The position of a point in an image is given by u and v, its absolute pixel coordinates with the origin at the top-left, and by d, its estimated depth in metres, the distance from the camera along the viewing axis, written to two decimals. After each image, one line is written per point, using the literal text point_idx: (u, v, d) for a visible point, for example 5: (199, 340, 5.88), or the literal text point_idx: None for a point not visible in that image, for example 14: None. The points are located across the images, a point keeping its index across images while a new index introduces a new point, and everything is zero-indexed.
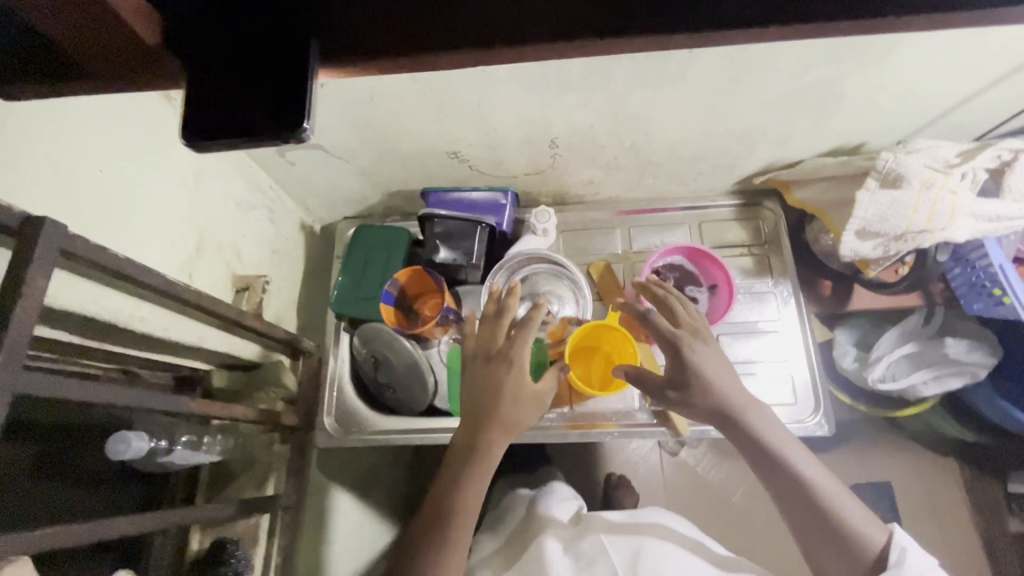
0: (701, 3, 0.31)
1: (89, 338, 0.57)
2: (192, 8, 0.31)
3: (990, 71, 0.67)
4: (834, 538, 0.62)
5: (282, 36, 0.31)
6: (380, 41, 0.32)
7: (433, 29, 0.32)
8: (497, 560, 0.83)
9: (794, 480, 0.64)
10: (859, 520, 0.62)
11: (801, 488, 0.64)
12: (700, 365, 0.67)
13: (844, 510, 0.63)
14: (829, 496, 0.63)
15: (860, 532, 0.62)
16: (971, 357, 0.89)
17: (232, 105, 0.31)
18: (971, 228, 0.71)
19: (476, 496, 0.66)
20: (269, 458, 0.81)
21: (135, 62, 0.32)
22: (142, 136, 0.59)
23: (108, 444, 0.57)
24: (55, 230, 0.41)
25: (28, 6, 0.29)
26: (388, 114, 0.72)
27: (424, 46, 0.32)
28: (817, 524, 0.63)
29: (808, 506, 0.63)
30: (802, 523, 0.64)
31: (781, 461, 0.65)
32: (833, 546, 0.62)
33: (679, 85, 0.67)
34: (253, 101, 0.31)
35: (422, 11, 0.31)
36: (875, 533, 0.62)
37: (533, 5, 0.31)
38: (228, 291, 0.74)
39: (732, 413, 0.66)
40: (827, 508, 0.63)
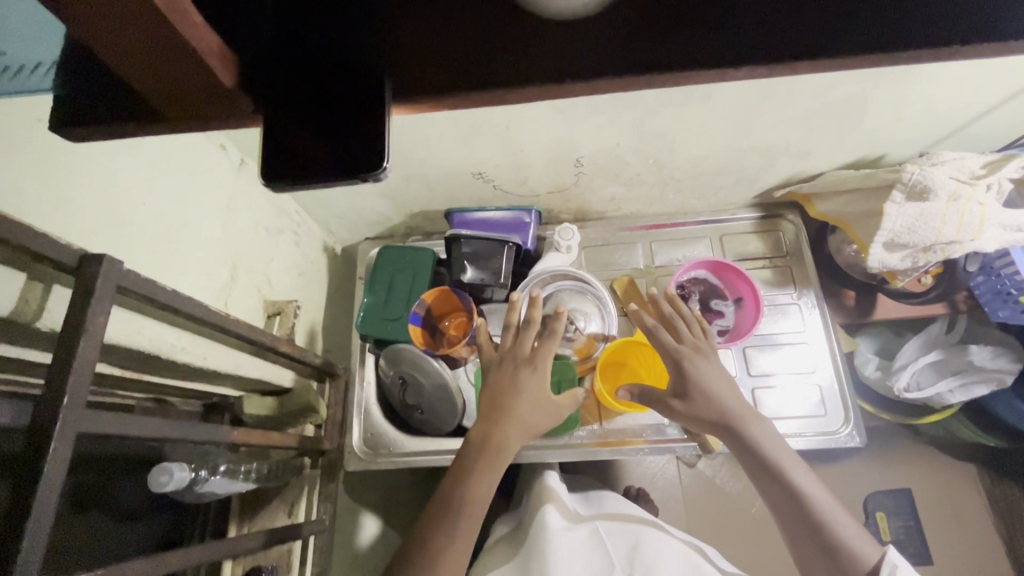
0: (764, 37, 0.32)
1: (131, 369, 0.57)
2: (274, 60, 0.33)
3: (1012, 84, 0.68)
4: (825, 552, 0.60)
5: (360, 80, 0.32)
6: (454, 82, 0.33)
7: (503, 69, 0.33)
8: (500, 546, 0.80)
9: (785, 488, 0.63)
10: (851, 534, 0.60)
11: (792, 496, 0.62)
12: (702, 378, 0.68)
13: (836, 524, 0.60)
14: (820, 507, 0.61)
15: (852, 547, 0.59)
16: (996, 364, 0.90)
17: (306, 146, 0.32)
18: (999, 238, 0.71)
19: (482, 496, 0.63)
20: (299, 483, 0.80)
21: (210, 105, 0.33)
22: (179, 167, 0.60)
23: (150, 477, 0.56)
24: (113, 268, 0.41)
25: (117, 59, 0.30)
26: (418, 137, 0.73)
27: (495, 84, 0.33)
28: (808, 536, 0.61)
29: (799, 516, 0.62)
30: (795, 534, 0.62)
31: (774, 469, 0.64)
32: (825, 561, 0.60)
33: (707, 104, 0.68)
34: (331, 144, 0.32)
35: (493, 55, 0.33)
36: (868, 549, 0.59)
37: (600, 46, 0.32)
38: (261, 316, 0.75)
39: (731, 422, 0.66)
40: (816, 519, 0.61)
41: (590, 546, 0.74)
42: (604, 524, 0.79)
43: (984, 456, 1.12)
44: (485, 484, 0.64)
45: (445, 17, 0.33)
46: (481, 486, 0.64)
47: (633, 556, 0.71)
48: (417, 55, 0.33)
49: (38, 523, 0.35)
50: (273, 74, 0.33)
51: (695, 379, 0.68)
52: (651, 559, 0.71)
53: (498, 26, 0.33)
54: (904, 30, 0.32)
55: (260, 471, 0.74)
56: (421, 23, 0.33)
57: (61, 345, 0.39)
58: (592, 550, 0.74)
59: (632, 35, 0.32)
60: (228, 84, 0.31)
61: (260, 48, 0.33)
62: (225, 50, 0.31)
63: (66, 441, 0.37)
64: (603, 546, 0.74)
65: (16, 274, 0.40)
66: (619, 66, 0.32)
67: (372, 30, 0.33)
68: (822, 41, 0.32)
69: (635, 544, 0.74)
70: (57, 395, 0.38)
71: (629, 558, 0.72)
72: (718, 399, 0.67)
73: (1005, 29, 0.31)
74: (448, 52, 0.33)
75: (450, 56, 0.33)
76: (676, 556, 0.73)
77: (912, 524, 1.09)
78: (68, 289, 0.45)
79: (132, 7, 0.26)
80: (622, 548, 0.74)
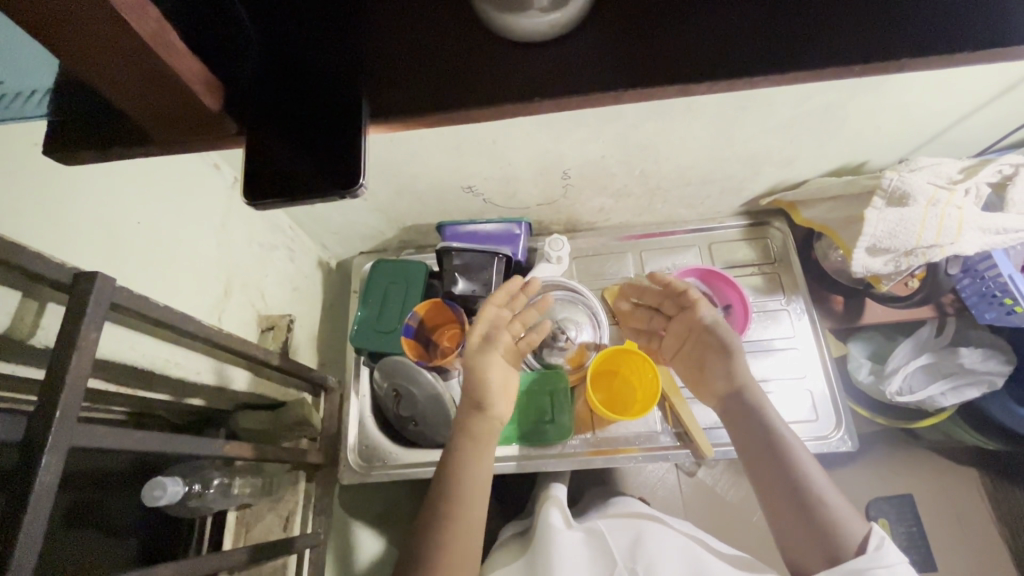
0: (723, 55, 0.33)
1: (126, 385, 0.58)
2: (258, 89, 0.34)
3: (985, 92, 0.70)
4: (806, 521, 0.58)
5: (339, 99, 0.34)
6: (429, 103, 0.34)
7: (474, 93, 0.34)
8: (512, 549, 0.82)
9: (777, 459, 0.62)
10: (837, 505, 0.58)
11: (782, 467, 0.62)
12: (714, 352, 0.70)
13: (822, 495, 0.59)
14: (809, 478, 0.60)
15: (837, 520, 0.57)
16: (986, 366, 0.90)
17: (289, 163, 0.34)
18: (979, 241, 0.73)
19: (480, 480, 0.66)
20: (294, 496, 0.81)
21: (197, 128, 0.35)
22: (172, 187, 0.61)
23: (143, 492, 0.57)
24: (104, 285, 0.42)
25: (109, 91, 0.31)
26: (407, 154, 0.75)
27: (466, 104, 0.34)
28: (791, 506, 0.59)
29: (784, 486, 0.61)
30: (777, 506, 0.61)
31: (767, 441, 0.64)
32: (805, 532, 0.58)
33: (688, 116, 0.70)
34: (311, 165, 0.33)
35: (471, 81, 0.35)
36: (854, 523, 0.57)
37: (567, 69, 0.34)
38: (254, 331, 0.76)
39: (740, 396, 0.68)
40: (803, 489, 0.60)
41: (591, 544, 0.74)
42: (605, 523, 0.78)
43: (984, 461, 1.11)
44: (475, 467, 0.66)
45: (424, 47, 0.35)
46: (473, 466, 0.66)
47: (634, 550, 0.71)
48: (394, 78, 0.35)
49: (29, 535, 0.36)
50: (256, 97, 0.34)
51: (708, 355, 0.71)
52: (653, 553, 0.70)
53: (470, 50, 0.35)
54: (859, 45, 0.33)
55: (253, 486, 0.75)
56: (400, 54, 0.35)
57: (54, 360, 0.40)
58: (593, 549, 0.73)
59: (598, 57, 0.34)
60: (214, 108, 0.33)
61: (245, 72, 0.34)
62: (212, 76, 0.33)
63: (58, 455, 0.38)
64: (603, 543, 0.73)
65: (12, 294, 0.42)
66: (586, 85, 0.34)
67: (353, 58, 0.35)
68: (780, 58, 0.33)
69: (635, 538, 0.73)
70: (49, 410, 0.39)
71: (629, 552, 0.71)
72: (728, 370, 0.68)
73: (955, 43, 0.33)
74: (421, 71, 0.35)
75: (422, 77, 0.35)
76: (678, 550, 0.72)
77: (914, 530, 1.08)
78: (61, 307, 0.46)
79: (121, 40, 0.28)
80: (622, 542, 0.73)
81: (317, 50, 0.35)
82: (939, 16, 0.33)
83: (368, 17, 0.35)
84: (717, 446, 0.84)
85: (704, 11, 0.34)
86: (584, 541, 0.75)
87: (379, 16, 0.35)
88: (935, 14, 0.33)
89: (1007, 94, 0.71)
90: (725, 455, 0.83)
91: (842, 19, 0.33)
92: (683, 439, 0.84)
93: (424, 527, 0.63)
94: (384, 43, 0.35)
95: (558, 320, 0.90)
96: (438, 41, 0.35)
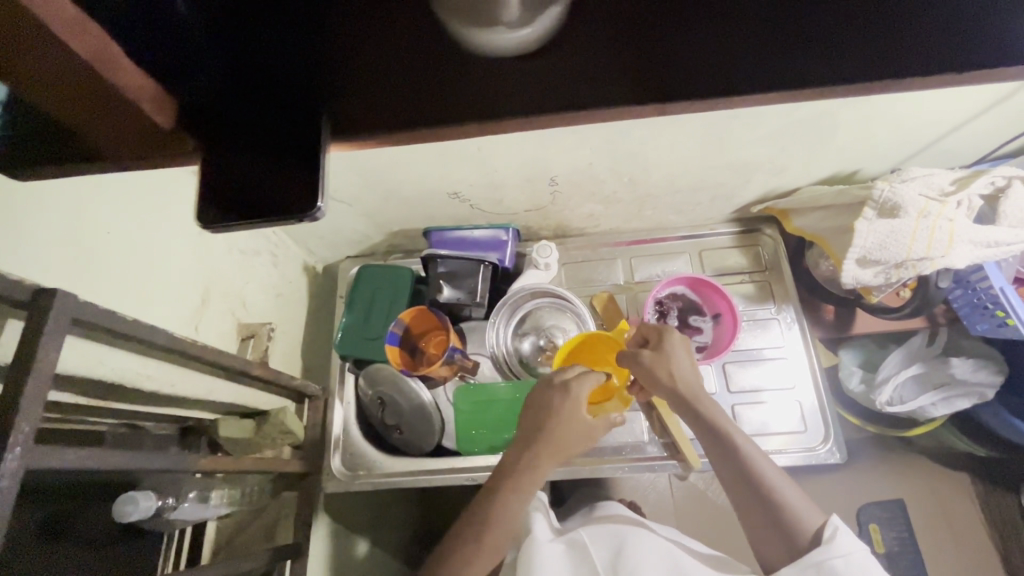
0: (704, 75, 0.32)
1: (98, 398, 0.56)
2: (213, 104, 0.33)
3: (979, 103, 0.68)
4: (781, 530, 0.61)
5: (296, 117, 0.33)
6: (390, 124, 0.34)
7: (431, 112, 0.33)
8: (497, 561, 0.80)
9: (747, 471, 0.64)
10: (795, 502, 0.62)
11: (751, 479, 0.64)
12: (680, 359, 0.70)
13: (782, 493, 0.63)
14: (776, 487, 0.63)
15: (796, 515, 0.61)
16: (977, 377, 0.89)
17: (253, 181, 0.33)
18: (970, 254, 0.71)
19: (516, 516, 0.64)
20: (275, 506, 0.81)
21: (150, 145, 0.33)
22: (143, 196, 0.59)
23: (114, 507, 0.56)
24: (65, 301, 0.41)
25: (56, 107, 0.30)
26: (391, 161, 0.73)
27: (424, 122, 0.33)
28: (757, 509, 0.63)
29: (757, 500, 0.63)
30: (747, 511, 0.64)
31: (721, 441, 0.66)
32: (771, 530, 0.62)
33: (677, 124, 0.68)
34: (275, 184, 0.32)
35: (431, 99, 0.33)
36: (808, 518, 0.61)
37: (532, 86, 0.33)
38: (234, 340, 0.75)
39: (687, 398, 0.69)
40: (773, 499, 0.62)
41: (574, 557, 0.72)
42: (587, 531, 0.76)
43: (978, 468, 1.11)
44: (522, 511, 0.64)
45: (389, 64, 0.33)
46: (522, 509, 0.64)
47: (617, 561, 0.69)
48: (357, 95, 0.33)
49: None
50: (217, 114, 0.33)
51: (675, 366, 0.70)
52: (635, 563, 0.69)
53: (433, 71, 0.33)
54: (847, 65, 0.32)
55: (230, 497, 0.73)
56: (361, 73, 0.33)
57: (8, 382, 0.39)
58: (576, 562, 0.71)
59: (570, 76, 0.33)
60: (165, 124, 0.32)
61: (202, 84, 0.32)
62: (163, 92, 0.31)
63: (13, 477, 0.37)
64: (587, 555, 0.72)
65: None
66: (565, 102, 0.33)
67: (318, 77, 0.33)
68: (762, 77, 0.32)
69: (618, 546, 0.72)
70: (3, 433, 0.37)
71: (612, 565, 0.69)
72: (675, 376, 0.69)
73: (948, 61, 0.32)
74: (381, 91, 0.33)
75: (383, 96, 0.33)
76: (662, 556, 0.71)
77: (906, 536, 1.08)
78: (20, 322, 0.45)
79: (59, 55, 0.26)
80: (606, 553, 0.71)
81: (274, 62, 0.33)
82: (930, 34, 0.32)
83: (332, 35, 0.33)
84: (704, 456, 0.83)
85: (683, 28, 0.33)
86: (567, 555, 0.73)
87: (341, 22, 0.33)
88: (926, 30, 0.32)
89: (1000, 106, 0.69)
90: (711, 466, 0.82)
91: (828, 35, 0.32)
92: (670, 450, 0.83)
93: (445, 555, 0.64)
94: (348, 59, 0.33)
95: (547, 329, 0.90)
96: (402, 55, 0.33)
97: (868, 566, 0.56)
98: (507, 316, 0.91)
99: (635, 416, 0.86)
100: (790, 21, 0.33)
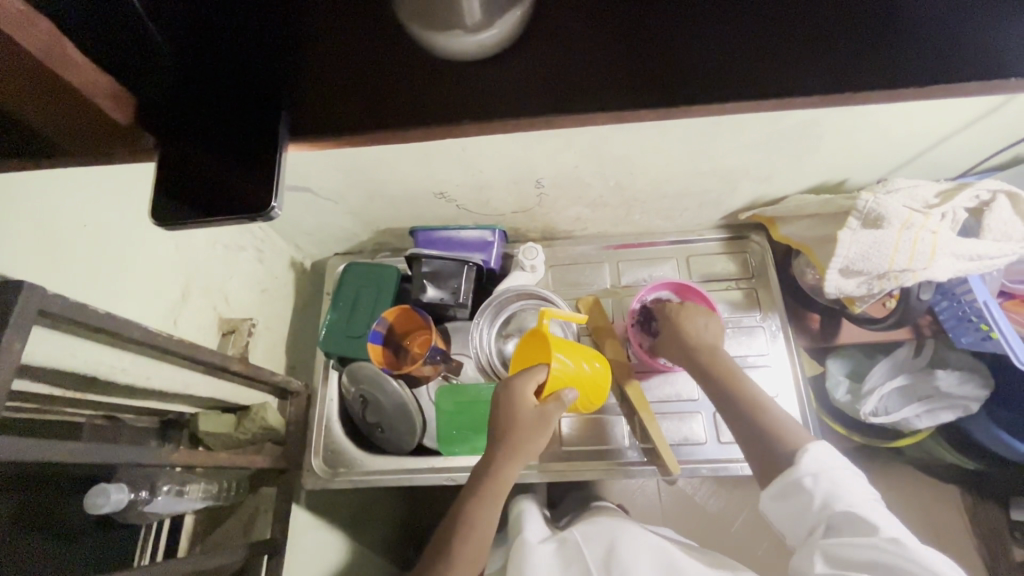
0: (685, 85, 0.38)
1: (72, 388, 0.57)
2: (175, 116, 0.39)
3: (967, 115, 0.67)
4: (768, 454, 0.65)
5: (257, 120, 0.39)
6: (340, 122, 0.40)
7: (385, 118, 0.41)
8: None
9: (742, 406, 0.69)
10: (781, 427, 0.66)
11: (741, 411, 0.69)
12: (692, 319, 0.79)
13: (768, 420, 0.66)
14: (763, 414, 0.67)
15: (781, 438, 0.64)
16: (963, 390, 0.89)
17: (218, 176, 0.38)
18: (952, 266, 0.71)
19: (475, 543, 0.63)
20: (256, 500, 0.81)
21: (111, 137, 0.38)
22: (121, 188, 0.59)
23: (86, 498, 0.56)
24: (31, 293, 0.41)
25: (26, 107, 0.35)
26: (375, 160, 0.73)
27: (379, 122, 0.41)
28: (748, 439, 0.67)
29: (749, 430, 0.67)
30: (743, 444, 0.68)
31: (715, 377, 0.72)
32: (761, 457, 0.65)
33: (661, 131, 0.68)
34: (244, 186, 0.38)
35: (381, 103, 0.41)
36: (792, 439, 0.64)
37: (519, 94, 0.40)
38: (214, 335, 0.75)
39: (694, 346, 0.76)
40: (760, 425, 0.66)
41: (567, 554, 0.72)
42: (580, 532, 0.76)
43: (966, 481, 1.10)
44: (470, 545, 0.62)
45: (339, 77, 0.41)
46: (473, 541, 0.62)
47: (610, 558, 0.69)
48: (313, 100, 0.40)
49: None
50: (178, 116, 0.39)
51: (690, 322, 0.79)
52: (627, 561, 0.68)
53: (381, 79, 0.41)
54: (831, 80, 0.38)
55: (209, 491, 0.74)
56: (313, 86, 0.40)
57: None
58: (567, 561, 0.71)
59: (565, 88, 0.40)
60: (123, 120, 0.37)
61: (159, 94, 0.38)
62: (120, 90, 0.36)
63: None
64: (579, 553, 0.71)
65: None
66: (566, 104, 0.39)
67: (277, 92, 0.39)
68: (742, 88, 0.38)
69: (611, 544, 0.71)
70: None
71: (603, 561, 0.69)
72: (688, 332, 0.78)
73: (899, 76, 0.38)
74: (333, 98, 0.41)
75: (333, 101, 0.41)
76: (654, 551, 0.71)
77: None
78: None
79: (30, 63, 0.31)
80: (598, 550, 0.71)
81: (233, 81, 0.39)
82: (837, 74, 0.38)
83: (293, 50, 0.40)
84: (686, 463, 0.82)
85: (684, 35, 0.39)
86: (557, 555, 0.73)
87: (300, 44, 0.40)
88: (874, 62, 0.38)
89: (988, 118, 0.68)
90: (691, 472, 0.82)
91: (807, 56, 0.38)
92: (651, 455, 0.83)
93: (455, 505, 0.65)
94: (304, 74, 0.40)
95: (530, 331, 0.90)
96: (352, 76, 0.41)
97: (841, 480, 0.59)
98: (490, 318, 0.91)
99: (616, 421, 0.86)
100: (756, 47, 0.38)
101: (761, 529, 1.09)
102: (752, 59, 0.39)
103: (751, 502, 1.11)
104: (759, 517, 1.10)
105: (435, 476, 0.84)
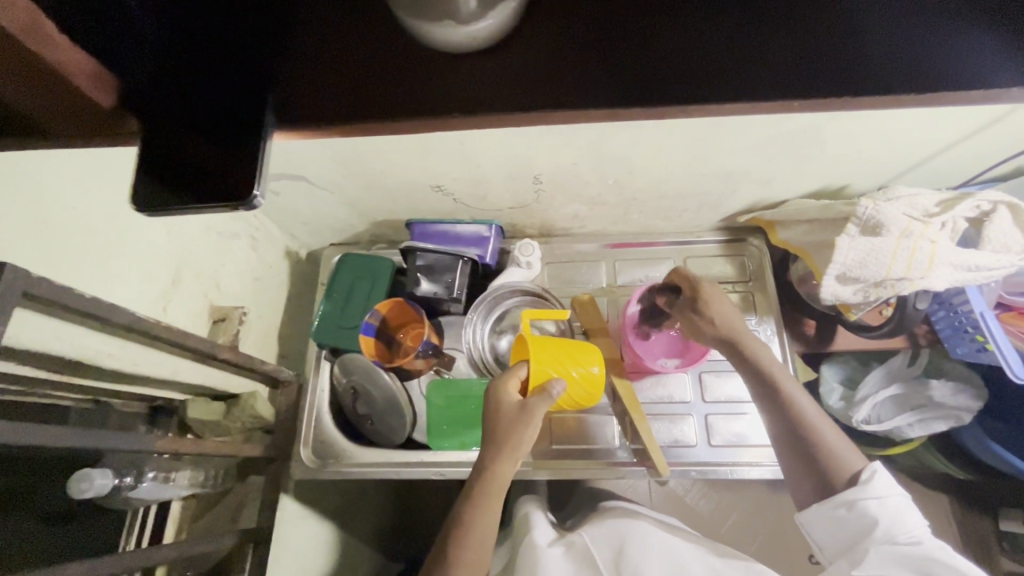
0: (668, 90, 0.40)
1: (59, 371, 0.56)
2: (161, 105, 0.39)
3: (971, 123, 0.66)
4: (821, 472, 0.65)
5: (243, 112, 0.39)
6: (324, 116, 0.40)
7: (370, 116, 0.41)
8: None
9: (792, 420, 0.66)
10: (838, 445, 0.65)
11: (794, 425, 0.66)
12: (728, 309, 0.69)
13: (825, 436, 0.65)
14: (819, 430, 0.65)
15: (840, 458, 0.64)
16: (955, 401, 0.88)
17: (202, 164, 0.38)
18: (950, 277, 0.70)
19: (483, 536, 0.63)
20: (244, 488, 0.81)
21: (96, 118, 0.38)
22: (113, 172, 0.58)
23: (71, 482, 0.56)
24: (14, 275, 0.40)
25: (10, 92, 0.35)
26: (371, 151, 0.72)
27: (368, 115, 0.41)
28: (797, 453, 0.66)
29: (801, 445, 0.66)
30: (787, 452, 0.67)
31: (765, 380, 0.68)
32: (811, 473, 0.65)
33: (661, 131, 0.68)
34: (227, 174, 0.38)
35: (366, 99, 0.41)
36: (851, 460, 0.64)
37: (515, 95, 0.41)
38: (205, 323, 0.74)
39: (737, 340, 0.68)
40: (814, 441, 0.65)
41: (576, 557, 0.72)
42: (587, 534, 0.75)
43: (956, 490, 1.10)
44: (473, 542, 0.63)
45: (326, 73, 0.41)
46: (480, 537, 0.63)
47: (621, 562, 0.69)
48: (299, 94, 0.40)
49: None
50: (163, 104, 0.39)
51: (724, 313, 0.69)
52: (638, 562, 0.68)
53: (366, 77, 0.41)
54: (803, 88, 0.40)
55: (196, 479, 0.74)
56: (298, 80, 0.40)
57: None
58: (573, 565, 0.71)
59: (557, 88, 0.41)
60: (107, 103, 0.37)
61: (143, 86, 0.38)
62: (102, 69, 0.36)
63: None
64: (590, 558, 0.71)
65: None
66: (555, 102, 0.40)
67: (264, 86, 0.40)
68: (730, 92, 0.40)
69: (620, 547, 0.71)
70: None
71: (614, 566, 0.69)
72: (723, 325, 0.69)
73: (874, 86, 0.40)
74: (319, 92, 0.41)
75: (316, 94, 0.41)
76: (665, 552, 0.70)
77: None
78: None
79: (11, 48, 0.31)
80: (608, 553, 0.71)
81: (220, 74, 0.39)
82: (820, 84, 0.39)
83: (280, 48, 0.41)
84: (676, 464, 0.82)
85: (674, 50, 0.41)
86: (566, 557, 0.72)
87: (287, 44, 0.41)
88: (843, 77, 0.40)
89: (992, 128, 0.68)
90: (681, 474, 0.82)
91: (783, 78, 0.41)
92: (640, 456, 0.83)
93: (454, 508, 0.65)
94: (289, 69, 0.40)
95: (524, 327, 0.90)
96: (339, 74, 0.41)
97: (898, 507, 0.61)
98: (484, 314, 0.90)
99: (606, 421, 0.86)
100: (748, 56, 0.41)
101: (751, 532, 1.09)
102: (734, 69, 0.41)
103: (742, 504, 1.11)
104: (749, 519, 1.10)
105: (424, 470, 0.84)
